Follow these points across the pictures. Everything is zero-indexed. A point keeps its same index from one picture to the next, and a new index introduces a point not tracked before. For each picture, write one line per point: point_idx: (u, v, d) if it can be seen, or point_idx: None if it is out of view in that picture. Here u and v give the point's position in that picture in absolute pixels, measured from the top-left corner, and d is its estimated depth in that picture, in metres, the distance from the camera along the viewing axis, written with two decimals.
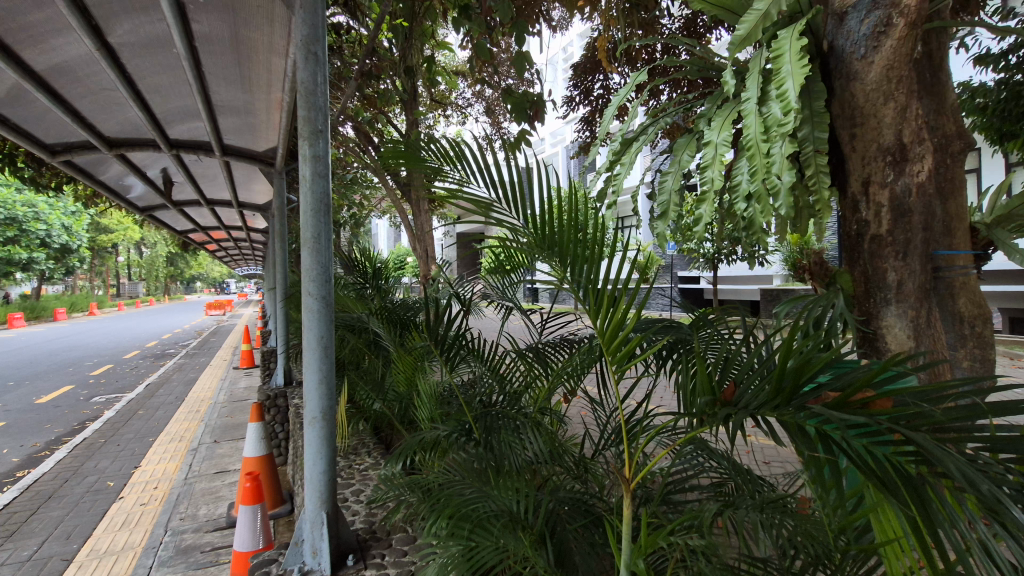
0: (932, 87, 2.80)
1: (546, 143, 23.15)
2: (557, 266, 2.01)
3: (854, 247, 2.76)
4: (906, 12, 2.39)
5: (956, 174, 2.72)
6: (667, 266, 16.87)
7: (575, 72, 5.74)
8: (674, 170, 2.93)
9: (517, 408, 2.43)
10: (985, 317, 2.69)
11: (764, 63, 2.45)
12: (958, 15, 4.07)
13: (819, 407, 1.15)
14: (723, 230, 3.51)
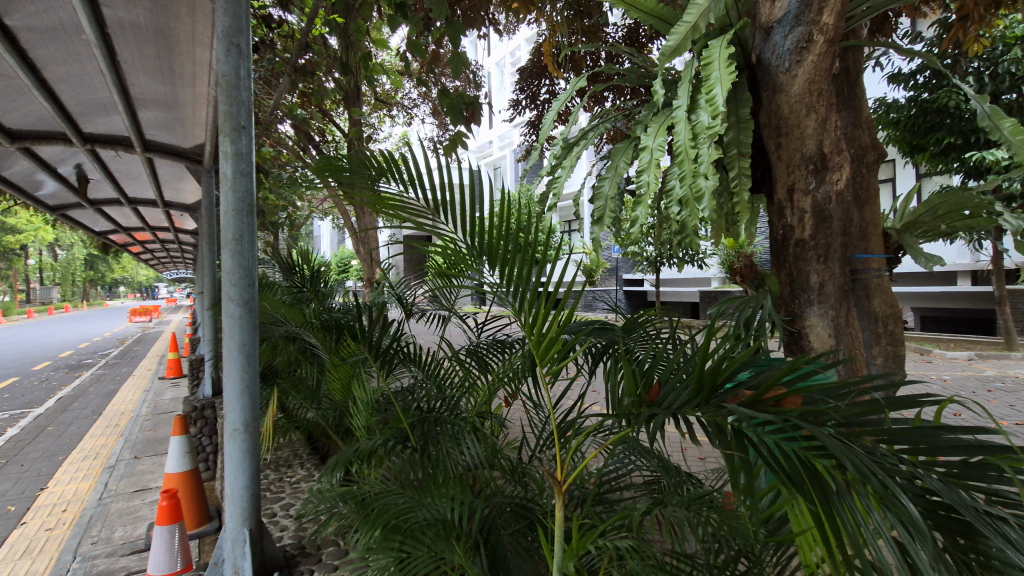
0: (849, 101, 2.99)
1: (494, 146, 23.24)
2: (494, 272, 2.00)
3: (779, 251, 2.91)
4: (824, 30, 2.54)
5: (871, 183, 2.90)
6: (612, 269, 17.27)
7: (521, 76, 5.79)
8: (612, 175, 2.99)
9: (454, 412, 2.40)
10: (900, 318, 2.87)
11: (694, 72, 2.54)
12: (874, 35, 4.39)
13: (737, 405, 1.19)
14: (660, 234, 3.61)
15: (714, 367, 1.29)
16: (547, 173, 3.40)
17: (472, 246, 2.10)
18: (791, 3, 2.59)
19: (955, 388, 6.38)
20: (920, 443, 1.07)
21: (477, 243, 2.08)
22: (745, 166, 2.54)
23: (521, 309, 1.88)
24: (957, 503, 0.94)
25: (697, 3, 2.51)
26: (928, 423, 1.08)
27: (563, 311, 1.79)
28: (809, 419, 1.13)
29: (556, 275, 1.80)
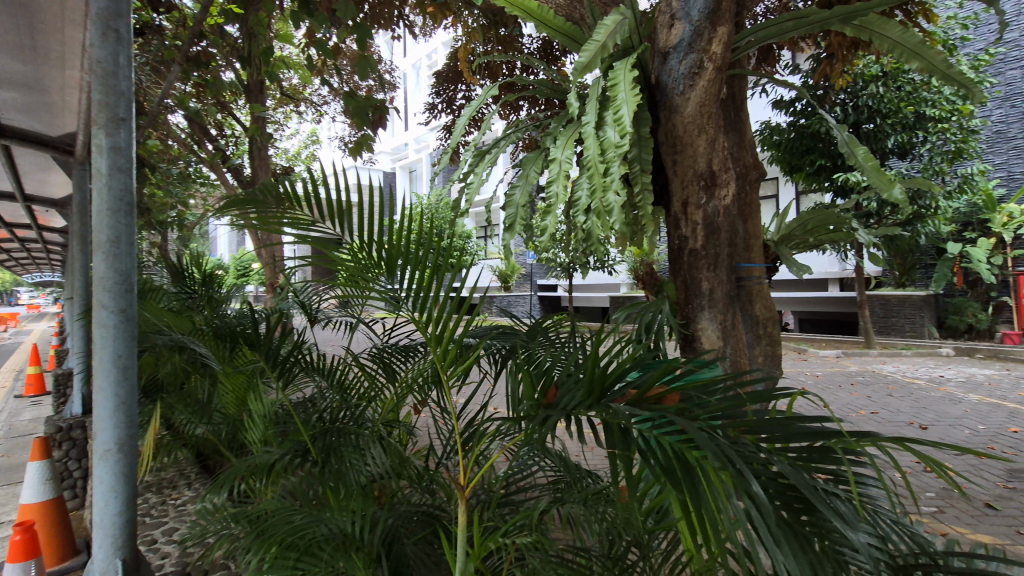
0: (735, 124, 3.30)
1: (409, 149, 22.87)
2: (395, 280, 1.95)
3: (675, 260, 3.14)
4: (713, 58, 2.80)
5: (754, 199, 3.20)
6: (526, 275, 17.60)
7: (437, 80, 5.78)
8: (523, 184, 3.07)
9: (359, 422, 2.33)
10: (777, 321, 3.19)
11: (601, 90, 2.69)
12: (760, 65, 4.89)
13: (631, 406, 1.27)
14: (567, 242, 3.76)
15: (603, 370, 1.39)
16: (458, 181, 3.42)
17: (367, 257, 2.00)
18: (684, 32, 2.81)
19: (824, 383, 7.19)
20: (776, 431, 1.22)
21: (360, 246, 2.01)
22: (648, 180, 2.72)
23: (431, 318, 1.89)
24: (802, 485, 1.09)
25: (605, 24, 2.67)
26: (784, 415, 1.23)
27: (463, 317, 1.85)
28: (684, 415, 1.25)
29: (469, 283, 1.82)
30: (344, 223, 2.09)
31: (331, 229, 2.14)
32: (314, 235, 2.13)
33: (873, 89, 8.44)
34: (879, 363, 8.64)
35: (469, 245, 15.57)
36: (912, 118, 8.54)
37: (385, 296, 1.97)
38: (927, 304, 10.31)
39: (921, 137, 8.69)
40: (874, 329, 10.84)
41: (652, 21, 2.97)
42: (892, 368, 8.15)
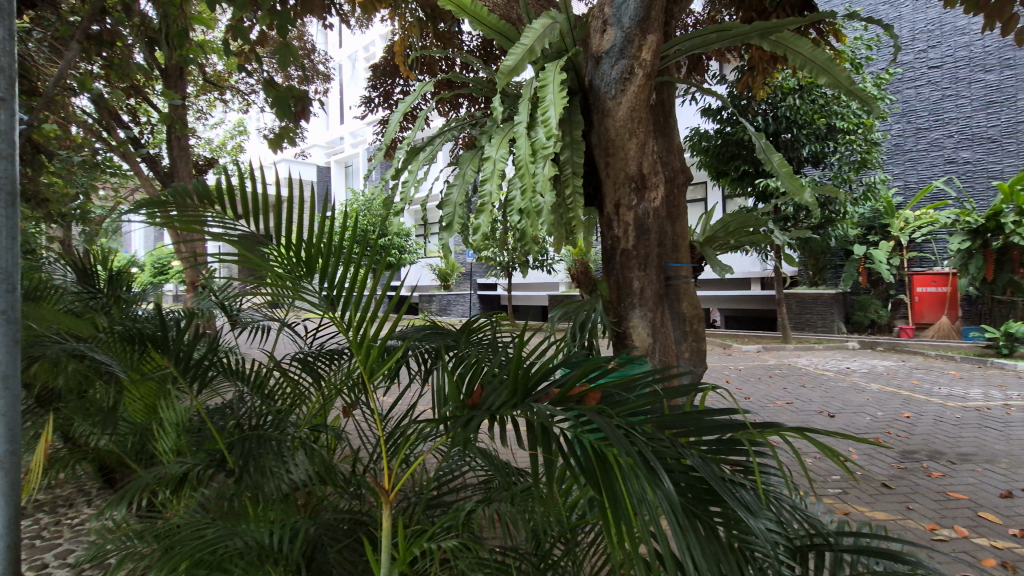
0: (663, 130, 3.42)
1: (345, 143, 22.12)
2: (315, 282, 1.85)
3: (607, 259, 3.22)
4: (643, 65, 2.88)
5: (681, 202, 3.33)
6: (466, 273, 17.54)
7: (374, 73, 5.63)
8: (459, 183, 3.05)
9: (281, 428, 2.23)
10: (703, 318, 3.34)
11: (532, 90, 2.72)
12: (690, 74, 5.11)
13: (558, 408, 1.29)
14: (504, 243, 3.78)
15: (527, 371, 1.41)
16: (393, 178, 3.34)
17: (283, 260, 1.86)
18: (616, 39, 2.88)
19: (746, 376, 7.66)
20: (689, 426, 1.29)
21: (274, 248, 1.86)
22: (579, 182, 2.77)
23: (353, 323, 1.82)
24: (709, 476, 1.15)
25: (534, 27, 2.71)
26: (697, 410, 1.30)
27: (384, 315, 1.81)
28: (603, 413, 1.29)
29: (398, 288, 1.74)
30: (269, 221, 1.94)
31: (252, 228, 1.97)
32: (230, 240, 1.88)
33: (790, 101, 9.06)
34: (794, 357, 9.29)
35: (408, 243, 15.32)
36: (824, 129, 9.23)
37: (312, 302, 1.85)
38: (837, 301, 11.19)
39: (832, 147, 9.41)
40: (791, 325, 11.64)
41: (586, 25, 3.03)
42: (805, 361, 8.78)
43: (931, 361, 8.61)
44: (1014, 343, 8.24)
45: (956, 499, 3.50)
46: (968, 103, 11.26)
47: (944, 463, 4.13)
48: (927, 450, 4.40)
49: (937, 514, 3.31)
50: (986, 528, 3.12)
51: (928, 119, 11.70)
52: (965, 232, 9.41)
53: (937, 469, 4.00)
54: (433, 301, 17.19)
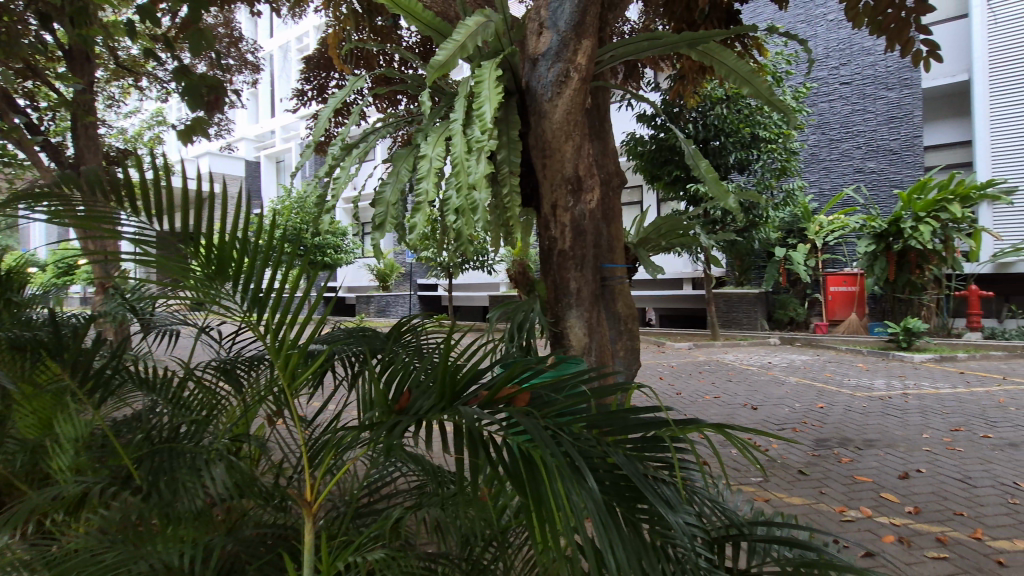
0: (599, 134, 3.50)
1: (277, 137, 21.16)
2: (232, 287, 1.72)
3: (545, 260, 3.25)
4: (578, 69, 2.92)
5: (616, 204, 3.40)
6: (406, 274, 17.24)
7: (307, 65, 5.41)
8: (393, 181, 2.96)
9: (198, 440, 2.09)
10: (637, 318, 3.43)
11: (467, 87, 2.69)
12: (627, 81, 5.27)
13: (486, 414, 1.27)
14: (440, 244, 3.72)
15: (455, 373, 1.39)
16: (324, 175, 3.21)
17: (196, 259, 1.71)
18: (552, 41, 2.91)
19: (678, 372, 7.99)
20: (616, 425, 1.31)
21: (188, 248, 1.72)
22: (516, 182, 2.77)
23: (273, 330, 1.70)
24: (632, 474, 1.17)
25: (467, 24, 2.68)
26: (623, 408, 1.32)
27: (305, 316, 1.71)
28: (531, 414, 1.29)
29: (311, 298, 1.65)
30: (185, 219, 1.78)
31: (168, 226, 1.81)
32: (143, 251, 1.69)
33: (718, 110, 9.54)
34: (722, 353, 9.79)
35: (344, 242, 14.88)
36: (748, 138, 9.77)
37: (231, 309, 1.72)
38: (760, 300, 11.90)
39: (756, 155, 9.99)
40: (720, 323, 12.26)
41: (522, 27, 3.05)
42: (732, 357, 9.28)
43: (842, 355, 9.33)
44: (911, 337, 9.09)
45: (862, 481, 3.80)
46: (873, 117, 12.29)
47: (852, 448, 4.48)
48: (838, 438, 4.75)
49: (846, 496, 3.58)
50: (887, 507, 3.41)
51: (840, 131, 12.67)
52: (870, 235, 10.27)
53: (846, 454, 4.34)
54: (371, 302, 16.78)
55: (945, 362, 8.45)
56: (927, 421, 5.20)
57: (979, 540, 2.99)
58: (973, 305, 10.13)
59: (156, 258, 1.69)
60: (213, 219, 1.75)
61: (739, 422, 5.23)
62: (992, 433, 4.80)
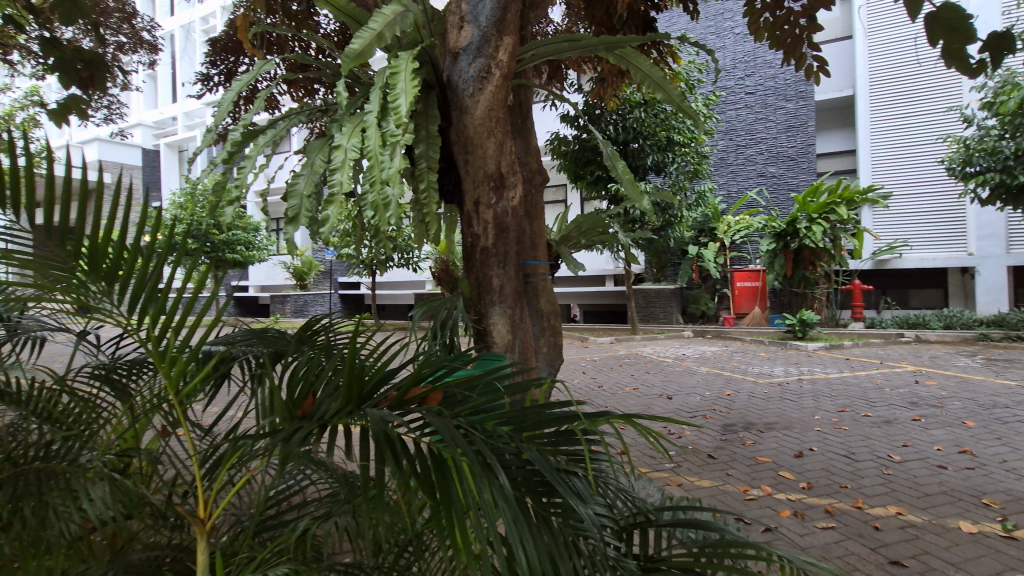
0: (521, 131, 3.52)
1: (179, 124, 19.54)
2: (118, 291, 1.54)
3: (467, 258, 3.21)
4: (499, 66, 2.90)
5: (538, 202, 3.43)
6: (326, 272, 16.55)
7: (212, 48, 5.01)
8: (306, 172, 2.78)
9: (74, 455, 1.86)
10: (560, 314, 3.47)
11: (384, 78, 2.60)
12: (551, 81, 5.34)
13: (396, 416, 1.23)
14: (359, 241, 3.57)
15: (363, 373, 1.33)
16: (227, 163, 2.97)
17: (75, 261, 1.49)
18: (473, 36, 2.88)
19: (599, 366, 8.25)
20: (530, 421, 1.31)
21: (69, 247, 1.49)
22: (433, 177, 2.72)
23: (154, 336, 1.53)
24: (544, 469, 1.18)
25: (384, 13, 2.58)
26: (537, 404, 1.32)
27: (198, 318, 1.55)
28: (443, 414, 1.26)
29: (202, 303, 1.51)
30: (67, 212, 1.51)
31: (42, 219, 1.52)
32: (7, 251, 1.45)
33: (637, 114, 9.95)
34: (641, 346, 10.22)
35: (256, 238, 14.00)
36: (664, 141, 10.27)
37: (114, 315, 1.53)
38: (675, 295, 12.58)
39: (671, 158, 10.50)
40: (639, 318, 12.80)
41: (443, 19, 2.99)
42: (650, 350, 9.70)
43: (748, 346, 10.04)
44: (806, 328, 9.96)
45: (763, 462, 4.10)
46: (774, 126, 13.32)
47: (755, 432, 4.83)
48: (743, 422, 5.11)
49: (749, 476, 3.84)
50: (784, 484, 3.70)
51: (746, 138, 13.62)
52: (771, 235, 11.16)
53: (749, 438, 4.67)
54: (287, 302, 15.94)
55: (834, 349, 9.34)
56: (818, 404, 5.72)
57: (861, 508, 3.32)
58: (856, 298, 11.28)
59: (30, 258, 1.46)
60: (100, 214, 1.52)
61: (656, 412, 5.48)
62: (872, 412, 5.36)
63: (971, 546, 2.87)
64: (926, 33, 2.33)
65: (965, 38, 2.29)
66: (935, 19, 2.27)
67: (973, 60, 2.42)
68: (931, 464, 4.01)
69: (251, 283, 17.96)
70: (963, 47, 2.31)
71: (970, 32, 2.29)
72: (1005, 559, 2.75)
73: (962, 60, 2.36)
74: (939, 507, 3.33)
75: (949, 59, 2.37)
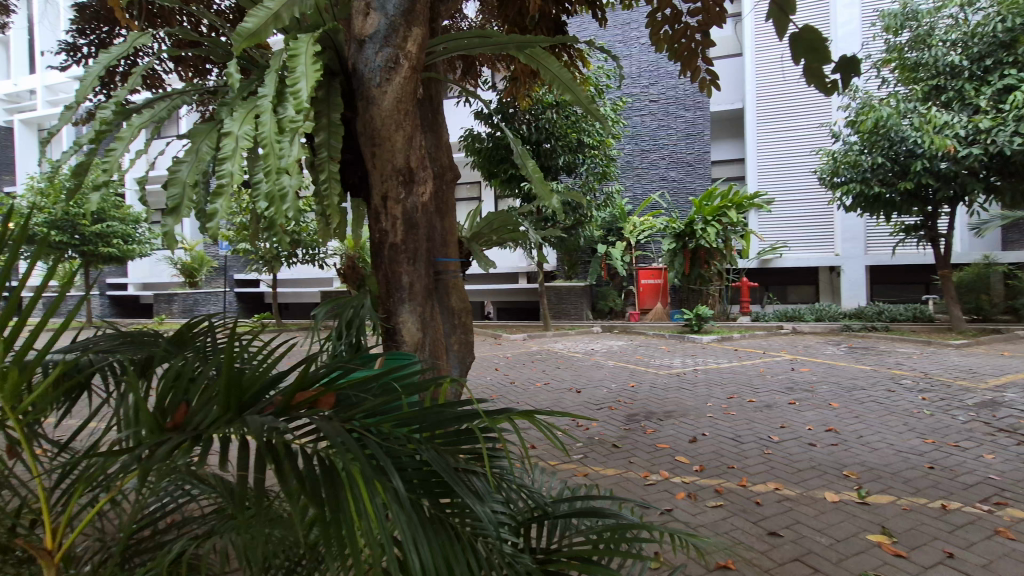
0: (431, 126, 3.44)
1: (40, 99, 17.14)
2: None
3: (376, 254, 3.09)
4: (408, 57, 2.80)
5: (450, 198, 3.39)
6: (221, 268, 15.34)
7: (80, 15, 4.42)
8: (191, 158, 2.48)
9: None
10: (471, 311, 3.47)
11: (280, 60, 2.43)
12: (465, 77, 5.30)
13: (281, 424, 1.14)
14: (255, 235, 3.31)
15: (243, 379, 1.23)
16: (93, 143, 2.55)
17: None
18: (379, 24, 2.75)
19: (512, 362, 8.35)
20: (430, 421, 1.27)
21: None
22: (335, 167, 2.57)
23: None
24: (441, 469, 1.15)
25: None
26: (437, 403, 1.29)
27: (40, 321, 1.33)
28: (335, 419, 1.19)
29: (48, 306, 1.30)
30: None
31: None
32: None
33: (549, 115, 10.17)
34: (552, 342, 10.49)
35: (137, 231, 12.66)
36: (575, 143, 10.59)
37: None
38: (585, 292, 13.05)
39: (581, 159, 10.86)
40: (550, 314, 13.12)
41: (347, 3, 2.83)
42: (561, 345, 9.99)
43: (650, 339, 10.64)
44: (701, 321, 10.76)
45: (662, 448, 4.37)
46: (675, 133, 14.20)
47: (655, 420, 5.13)
48: (645, 412, 5.41)
49: (649, 462, 4.07)
50: (680, 468, 3.97)
51: (650, 143, 14.40)
52: (672, 235, 11.98)
53: (650, 426, 4.95)
54: (174, 302, 14.58)
55: (724, 341, 10.16)
56: (711, 392, 6.19)
57: (745, 486, 3.64)
58: (744, 294, 12.35)
59: None
60: None
61: (565, 406, 5.64)
62: (756, 398, 5.89)
63: (833, 513, 3.24)
64: (791, 51, 2.60)
65: (822, 59, 2.57)
66: (797, 40, 2.55)
67: (834, 78, 2.71)
68: (803, 442, 4.48)
69: (131, 280, 16.21)
70: (820, 66, 2.59)
71: (827, 54, 2.57)
72: (860, 522, 3.13)
73: (821, 78, 2.65)
74: (809, 480, 3.73)
75: (810, 75, 2.65)
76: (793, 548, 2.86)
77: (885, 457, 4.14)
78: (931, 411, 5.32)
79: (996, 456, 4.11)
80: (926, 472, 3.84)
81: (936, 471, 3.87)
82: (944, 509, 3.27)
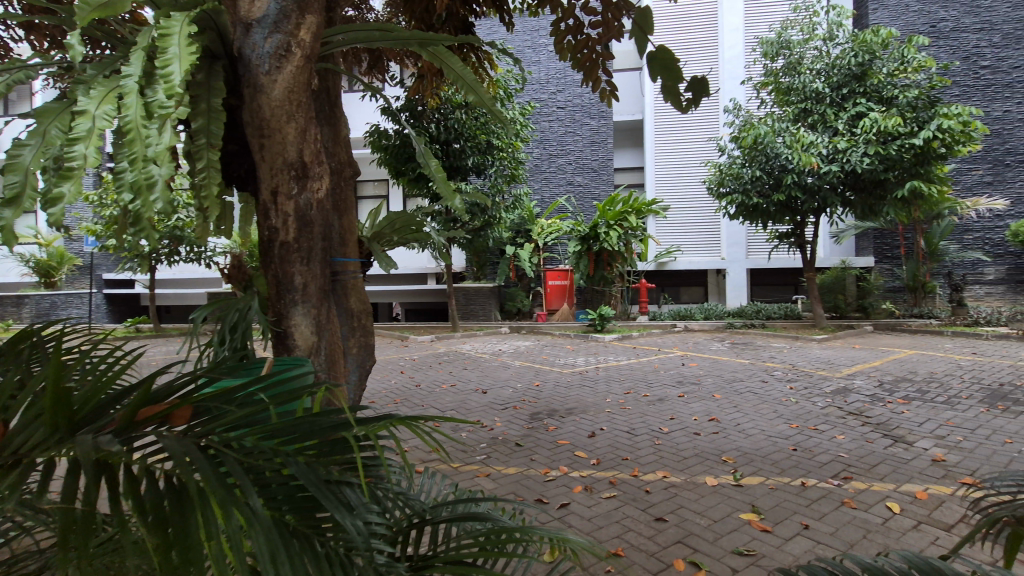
0: (329, 119, 3.28)
1: None
2: None
3: (265, 252, 2.85)
4: (301, 46, 2.64)
5: (347, 196, 3.26)
6: (86, 266, 13.60)
7: None
8: (35, 142, 2.12)
9: None
10: (370, 313, 3.35)
11: (148, 37, 2.19)
12: (370, 71, 5.13)
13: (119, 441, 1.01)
14: (121, 231, 2.95)
15: (74, 393, 1.08)
16: None
17: None
18: (269, 8, 2.57)
19: (418, 364, 8.23)
20: (303, 432, 1.20)
21: None
22: (215, 156, 2.36)
23: None
24: (308, 482, 1.09)
25: None
26: (311, 413, 1.23)
27: None
28: (191, 435, 1.08)
29: None
30: None
31: None
32: None
33: (458, 115, 10.15)
34: (459, 343, 10.46)
35: None
36: (484, 144, 10.64)
37: None
38: (493, 293, 13.16)
39: (490, 160, 10.93)
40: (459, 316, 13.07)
41: None
42: (468, 347, 9.99)
43: (555, 339, 10.96)
44: (603, 321, 11.25)
45: (562, 445, 4.50)
46: (581, 139, 14.75)
47: (557, 417, 5.28)
48: (547, 410, 5.55)
49: (549, 459, 4.18)
50: (578, 462, 4.11)
51: (557, 148, 14.85)
52: (577, 238, 12.46)
53: (552, 423, 5.08)
54: (24, 305, 12.70)
55: (624, 339, 10.72)
56: (609, 388, 6.50)
57: (636, 476, 3.85)
58: (642, 295, 13.10)
59: None
60: None
61: (469, 407, 5.64)
62: (649, 392, 6.27)
63: (711, 496, 3.53)
64: (649, 68, 2.82)
65: (675, 78, 2.80)
66: (653, 58, 2.75)
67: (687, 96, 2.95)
68: (689, 432, 4.83)
69: None
70: (674, 84, 2.83)
71: (679, 73, 2.80)
72: (733, 503, 3.44)
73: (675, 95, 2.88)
74: (692, 467, 4.03)
75: (666, 92, 2.88)
76: (676, 532, 3.07)
77: (757, 442, 4.58)
78: (796, 398, 5.97)
79: (845, 436, 4.70)
80: (789, 454, 4.30)
81: (798, 452, 4.35)
82: (802, 486, 3.68)
